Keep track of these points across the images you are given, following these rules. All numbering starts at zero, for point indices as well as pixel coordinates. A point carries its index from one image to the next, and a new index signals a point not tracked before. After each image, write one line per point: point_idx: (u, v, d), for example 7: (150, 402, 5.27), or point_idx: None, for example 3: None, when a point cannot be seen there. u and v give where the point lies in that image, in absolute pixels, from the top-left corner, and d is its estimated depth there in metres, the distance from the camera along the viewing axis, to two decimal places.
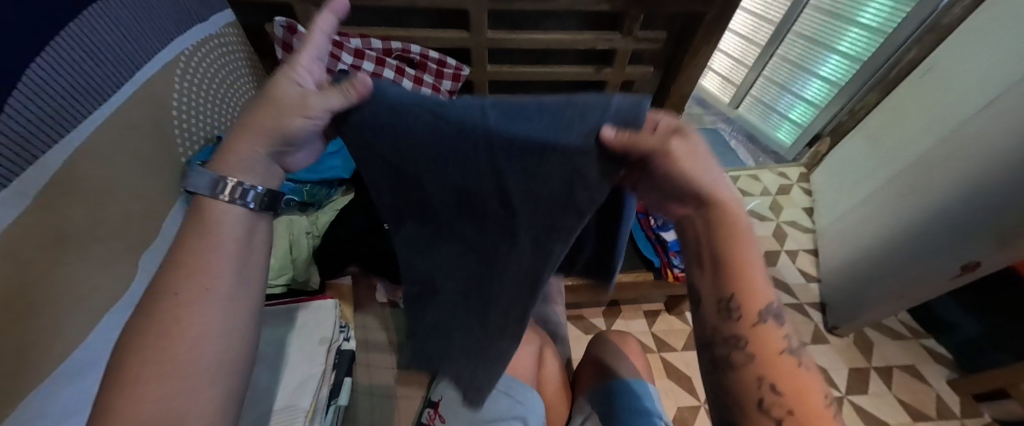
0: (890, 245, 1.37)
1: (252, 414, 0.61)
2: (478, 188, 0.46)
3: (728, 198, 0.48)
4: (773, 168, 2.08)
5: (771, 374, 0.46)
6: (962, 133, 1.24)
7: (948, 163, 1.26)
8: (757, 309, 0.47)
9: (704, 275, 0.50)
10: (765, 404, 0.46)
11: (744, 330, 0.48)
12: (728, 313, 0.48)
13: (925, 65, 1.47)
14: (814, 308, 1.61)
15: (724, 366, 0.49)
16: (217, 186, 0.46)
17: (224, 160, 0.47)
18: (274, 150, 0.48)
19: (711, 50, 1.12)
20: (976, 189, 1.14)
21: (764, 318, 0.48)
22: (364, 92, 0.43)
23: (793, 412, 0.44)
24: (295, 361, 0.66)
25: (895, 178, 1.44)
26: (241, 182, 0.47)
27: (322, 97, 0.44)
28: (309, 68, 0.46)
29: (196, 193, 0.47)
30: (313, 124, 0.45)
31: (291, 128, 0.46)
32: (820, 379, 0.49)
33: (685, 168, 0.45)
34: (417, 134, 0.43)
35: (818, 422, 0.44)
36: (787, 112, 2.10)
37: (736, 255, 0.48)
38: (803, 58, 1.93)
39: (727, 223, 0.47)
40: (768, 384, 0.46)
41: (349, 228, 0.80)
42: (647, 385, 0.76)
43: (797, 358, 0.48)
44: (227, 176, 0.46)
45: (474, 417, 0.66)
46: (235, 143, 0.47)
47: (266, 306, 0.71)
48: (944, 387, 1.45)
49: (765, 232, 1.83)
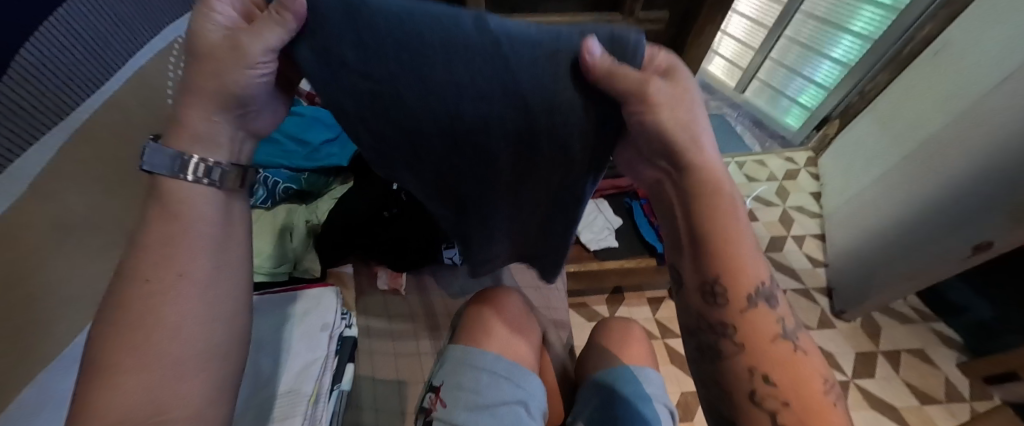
0: (898, 226, 1.34)
1: (255, 399, 0.62)
2: (485, 144, 0.49)
3: (707, 166, 0.48)
4: (779, 153, 2.05)
5: (761, 364, 0.46)
6: (975, 111, 1.21)
7: (962, 141, 1.23)
8: (743, 292, 0.48)
9: (687, 255, 0.51)
10: (758, 395, 0.46)
11: (731, 316, 0.48)
12: (713, 297, 0.49)
13: (938, 44, 1.45)
14: (820, 292, 1.60)
15: (714, 354, 0.49)
16: (177, 165, 0.45)
17: (178, 136, 0.45)
18: (228, 113, 0.45)
19: (715, 30, 1.10)
20: (993, 168, 1.11)
21: (753, 303, 0.48)
22: (300, 14, 0.39)
23: (789, 404, 0.45)
24: (297, 349, 0.66)
25: (905, 159, 1.42)
26: (204, 158, 0.45)
27: (255, 37, 0.40)
28: (222, 5, 0.41)
29: (154, 174, 0.45)
30: (261, 76, 0.43)
31: (237, 84, 0.42)
32: (822, 365, 0.48)
33: (663, 129, 0.46)
34: (423, 90, 0.42)
35: (816, 411, 0.45)
36: (796, 95, 2.07)
37: (719, 231, 0.48)
38: (813, 39, 1.92)
39: (703, 191, 0.48)
40: (760, 375, 0.46)
41: (348, 213, 0.78)
42: (648, 371, 0.75)
43: (792, 343, 0.48)
44: (187, 153, 0.45)
45: (474, 403, 0.64)
46: (184, 113, 0.45)
47: (265, 295, 0.71)
48: (953, 370, 1.44)
49: (771, 218, 1.81)
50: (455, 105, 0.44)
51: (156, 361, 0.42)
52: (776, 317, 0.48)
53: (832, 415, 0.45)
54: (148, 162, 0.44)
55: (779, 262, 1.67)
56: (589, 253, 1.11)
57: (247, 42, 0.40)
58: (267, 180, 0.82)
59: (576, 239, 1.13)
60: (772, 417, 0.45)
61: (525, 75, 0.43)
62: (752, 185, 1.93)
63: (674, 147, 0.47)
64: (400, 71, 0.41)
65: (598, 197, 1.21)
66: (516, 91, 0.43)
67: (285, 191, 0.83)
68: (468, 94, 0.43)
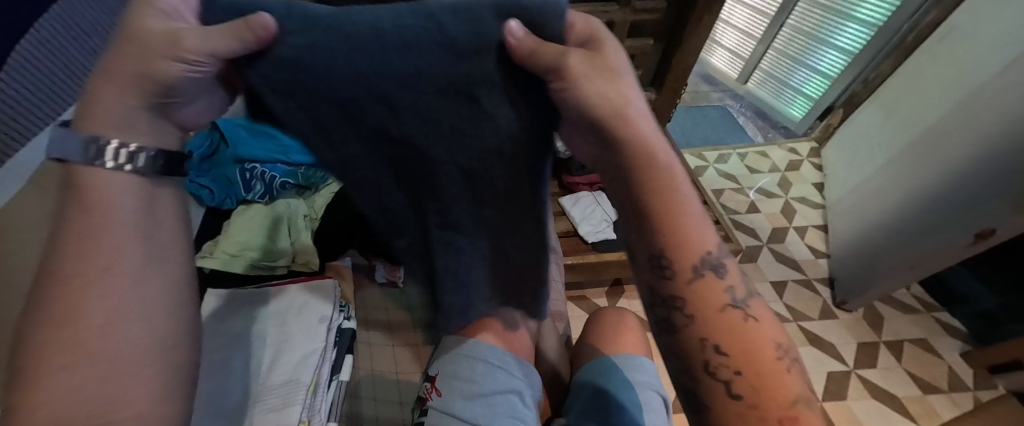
0: (902, 214, 1.33)
1: (254, 388, 0.63)
2: (428, 126, 0.49)
3: (643, 126, 0.43)
4: (782, 144, 2.03)
5: (714, 336, 0.41)
6: (979, 96, 1.20)
7: (968, 127, 1.21)
8: (691, 262, 0.42)
9: (630, 225, 0.44)
10: (711, 367, 0.41)
11: (680, 288, 0.42)
12: (659, 270, 0.43)
13: (944, 29, 1.43)
14: (822, 283, 1.59)
15: (667, 331, 0.43)
16: (91, 150, 0.40)
17: (93, 118, 0.41)
18: (152, 100, 0.42)
19: (714, 18, 1.10)
20: (997, 152, 1.09)
21: (701, 272, 0.42)
22: (262, 30, 0.41)
23: (740, 374, 0.40)
24: (295, 339, 0.67)
25: (909, 147, 1.40)
26: (125, 144, 0.41)
27: (197, 36, 0.40)
28: (172, 4, 0.41)
29: (67, 162, 0.40)
30: (194, 73, 0.42)
31: (164, 73, 0.40)
32: (782, 333, 0.43)
33: (589, 92, 0.42)
34: (360, 72, 0.45)
35: (770, 379, 0.40)
36: (799, 86, 2.03)
37: (660, 196, 0.42)
38: (818, 27, 1.89)
39: (639, 154, 0.42)
40: (712, 346, 0.41)
41: (347, 209, 0.82)
42: (641, 360, 0.76)
43: (744, 314, 0.42)
44: (103, 138, 0.40)
45: (469, 390, 0.64)
46: (98, 96, 0.41)
47: (264, 288, 0.73)
48: (957, 359, 1.43)
49: (773, 209, 1.80)
50: (397, 81, 0.46)
51: (127, 354, 0.40)
52: (727, 286, 0.43)
53: (785, 381, 0.40)
54: (61, 151, 0.39)
55: (781, 253, 1.66)
56: (588, 245, 1.12)
57: (189, 35, 0.40)
58: (264, 175, 0.84)
59: (574, 232, 1.13)
60: (725, 387, 0.40)
61: (454, 40, 0.45)
62: (754, 176, 1.91)
63: (605, 112, 0.42)
64: (333, 48, 0.44)
65: (597, 189, 1.22)
66: (441, 64, 0.45)
67: (282, 185, 0.86)
68: (398, 76, 0.45)
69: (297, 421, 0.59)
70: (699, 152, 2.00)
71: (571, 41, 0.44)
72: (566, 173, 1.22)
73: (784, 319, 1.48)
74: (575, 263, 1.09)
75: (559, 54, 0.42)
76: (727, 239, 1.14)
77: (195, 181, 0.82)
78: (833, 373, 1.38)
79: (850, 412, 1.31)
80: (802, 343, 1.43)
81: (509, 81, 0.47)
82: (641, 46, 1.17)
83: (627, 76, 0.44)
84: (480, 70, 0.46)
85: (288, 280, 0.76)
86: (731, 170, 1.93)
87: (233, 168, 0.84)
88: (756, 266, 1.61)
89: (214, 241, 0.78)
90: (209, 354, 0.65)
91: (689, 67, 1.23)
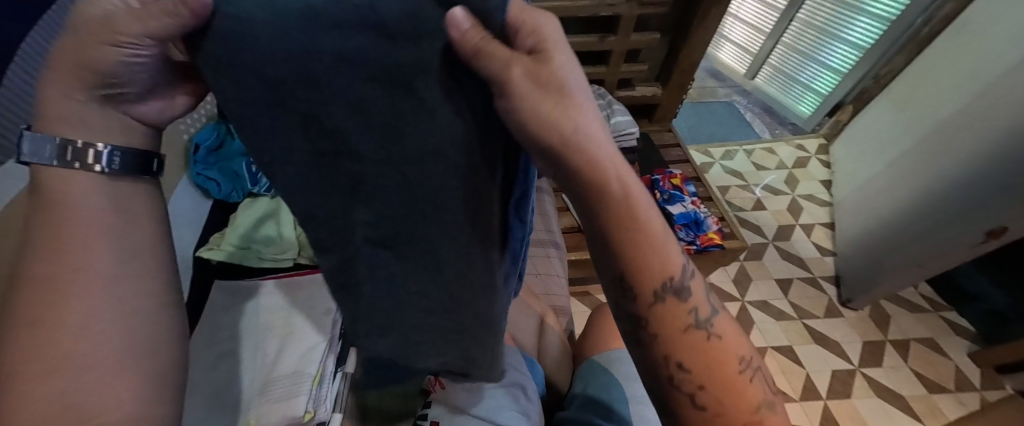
0: (913, 212, 1.31)
1: (259, 379, 0.63)
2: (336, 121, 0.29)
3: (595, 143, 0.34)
4: (789, 140, 2.03)
5: (677, 353, 0.39)
6: (996, 91, 1.17)
7: (981, 122, 1.19)
8: (652, 286, 0.38)
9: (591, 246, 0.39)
10: (675, 379, 0.39)
11: (643, 311, 0.39)
12: (623, 291, 0.39)
13: (959, 24, 1.40)
14: (828, 281, 1.58)
15: (634, 345, 0.41)
16: (57, 155, 0.32)
17: (45, 113, 0.31)
18: (99, 88, 0.31)
19: (722, 12, 1.09)
20: (1010, 149, 1.08)
21: (664, 296, 0.39)
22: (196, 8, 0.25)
23: (703, 386, 0.39)
24: (299, 331, 0.68)
25: (920, 143, 1.38)
26: (93, 148, 0.32)
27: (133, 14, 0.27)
28: None
29: (31, 165, 0.32)
30: (137, 58, 0.30)
31: (105, 57, 0.29)
32: (745, 338, 0.42)
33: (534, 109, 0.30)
34: (269, 37, 0.26)
35: (730, 390, 0.39)
36: (809, 82, 2.00)
37: (619, 222, 0.36)
38: (829, 22, 1.85)
39: (593, 176, 0.35)
40: (675, 363, 0.39)
41: None
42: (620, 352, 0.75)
43: (708, 331, 0.39)
44: (62, 140, 0.31)
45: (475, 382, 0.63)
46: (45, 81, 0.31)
47: (268, 281, 0.74)
48: (964, 359, 1.42)
49: (779, 207, 1.78)
50: (294, 57, 0.26)
51: None
52: (691, 306, 0.39)
53: (746, 387, 0.40)
54: (23, 150, 0.31)
55: (787, 251, 1.65)
56: None
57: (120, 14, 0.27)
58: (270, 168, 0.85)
59: (578, 228, 1.13)
60: (690, 399, 0.39)
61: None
62: (761, 173, 1.90)
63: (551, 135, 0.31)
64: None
65: None
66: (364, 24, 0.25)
67: None
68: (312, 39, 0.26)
69: (302, 412, 0.59)
70: (704, 149, 1.99)
71: (519, 45, 0.28)
72: None
73: (789, 317, 1.48)
74: (578, 259, 1.09)
75: (503, 61, 0.26)
76: (733, 235, 1.13)
77: (201, 174, 0.83)
78: (838, 371, 1.37)
79: (855, 411, 1.30)
80: (807, 341, 1.43)
81: (451, 70, 0.27)
82: (646, 41, 1.14)
83: (576, 89, 0.32)
84: (429, 42, 0.26)
85: (289, 273, 0.77)
86: (737, 167, 1.92)
87: (239, 161, 0.84)
88: (761, 264, 1.60)
89: (221, 233, 0.80)
90: (214, 346, 0.65)
91: (696, 62, 1.22)
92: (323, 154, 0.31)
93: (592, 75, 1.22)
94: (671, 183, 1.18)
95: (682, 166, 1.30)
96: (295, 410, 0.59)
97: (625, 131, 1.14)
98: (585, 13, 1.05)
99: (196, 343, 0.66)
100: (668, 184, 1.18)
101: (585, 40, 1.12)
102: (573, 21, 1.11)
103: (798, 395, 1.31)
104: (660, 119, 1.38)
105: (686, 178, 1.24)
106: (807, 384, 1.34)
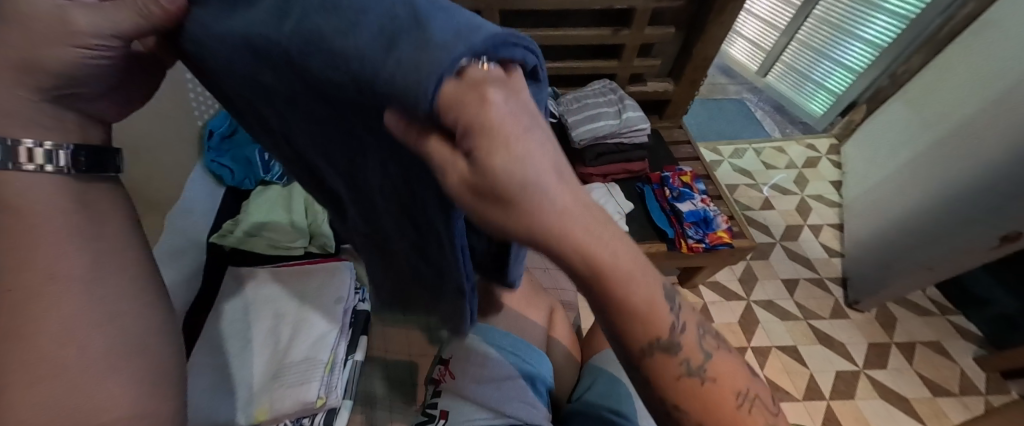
0: (923, 214, 1.30)
1: (274, 364, 0.65)
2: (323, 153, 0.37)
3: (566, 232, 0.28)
4: (800, 140, 2.03)
5: (673, 399, 0.36)
6: (1015, 93, 1.16)
7: (999, 124, 1.18)
8: (638, 345, 0.35)
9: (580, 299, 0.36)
10: (673, 416, 0.37)
11: (631, 360, 0.37)
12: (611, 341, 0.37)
13: (979, 24, 1.38)
14: (835, 282, 1.58)
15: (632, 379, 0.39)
16: (14, 152, 0.35)
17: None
18: (52, 88, 0.35)
19: (739, 7, 1.07)
20: None
21: (653, 352, 0.35)
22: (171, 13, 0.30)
23: None
24: (313, 319, 0.69)
25: (934, 145, 1.37)
26: (48, 144, 0.36)
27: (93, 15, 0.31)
28: None
29: None
30: (99, 60, 0.34)
31: (57, 62, 0.33)
32: (746, 371, 0.38)
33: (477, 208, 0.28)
34: (249, 89, 0.33)
35: None
36: (821, 80, 1.96)
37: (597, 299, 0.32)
38: (843, 18, 1.77)
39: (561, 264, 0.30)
40: (672, 405, 0.37)
41: None
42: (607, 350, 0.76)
43: (701, 379, 0.36)
44: (20, 139, 0.35)
45: (484, 375, 0.64)
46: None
47: (283, 268, 0.74)
48: (970, 363, 1.42)
49: (788, 206, 1.77)
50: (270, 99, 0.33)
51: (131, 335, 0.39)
52: (683, 356, 0.36)
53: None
54: None
55: (794, 250, 1.64)
56: None
57: (75, 10, 0.31)
58: None
59: None
60: None
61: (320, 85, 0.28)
62: (770, 172, 1.89)
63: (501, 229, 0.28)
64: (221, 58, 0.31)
65: (610, 181, 1.20)
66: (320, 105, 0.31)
67: None
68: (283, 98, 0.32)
69: (315, 397, 0.62)
70: (714, 146, 1.98)
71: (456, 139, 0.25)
72: (577, 164, 1.18)
73: (794, 317, 1.47)
74: None
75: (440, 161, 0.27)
76: (742, 234, 1.13)
77: (216, 161, 0.83)
78: (841, 372, 1.38)
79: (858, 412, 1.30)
80: (811, 342, 1.43)
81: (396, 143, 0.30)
82: (661, 35, 1.13)
83: (526, 183, 0.26)
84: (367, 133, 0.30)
85: (302, 261, 0.77)
86: (746, 165, 1.91)
87: (252, 148, 0.86)
88: (767, 263, 1.60)
89: (234, 220, 0.80)
90: (228, 331, 0.67)
91: (710, 58, 1.21)
92: (316, 156, 0.40)
93: (604, 69, 1.21)
94: (681, 180, 1.17)
95: (692, 163, 1.29)
96: (308, 396, 0.61)
97: (636, 127, 1.13)
98: (600, 5, 1.03)
99: (211, 326, 0.67)
100: (678, 182, 1.17)
101: (598, 33, 1.10)
102: (586, 13, 1.10)
103: (801, 395, 1.32)
104: (672, 116, 1.37)
105: (697, 175, 1.23)
106: (810, 384, 1.34)
